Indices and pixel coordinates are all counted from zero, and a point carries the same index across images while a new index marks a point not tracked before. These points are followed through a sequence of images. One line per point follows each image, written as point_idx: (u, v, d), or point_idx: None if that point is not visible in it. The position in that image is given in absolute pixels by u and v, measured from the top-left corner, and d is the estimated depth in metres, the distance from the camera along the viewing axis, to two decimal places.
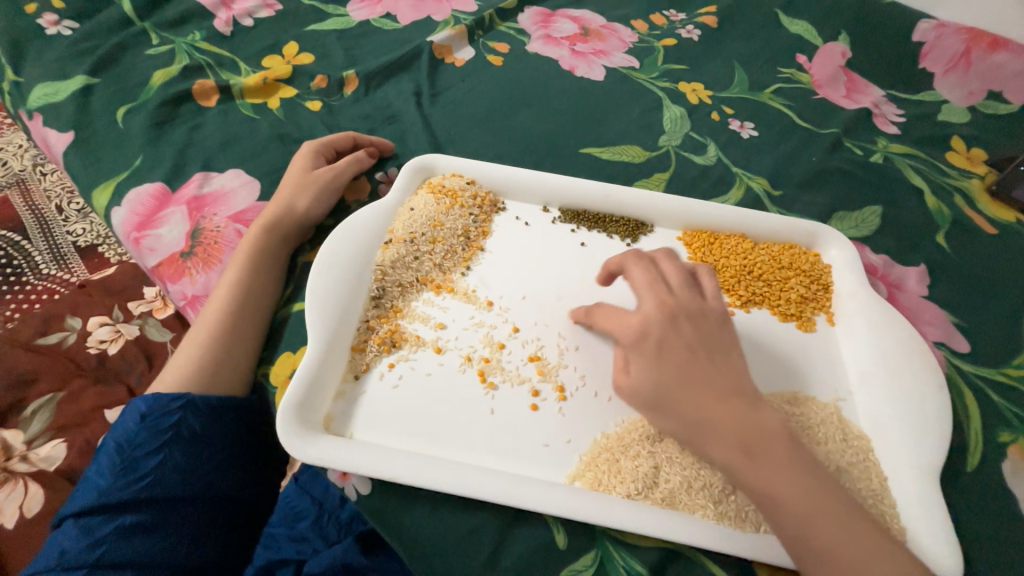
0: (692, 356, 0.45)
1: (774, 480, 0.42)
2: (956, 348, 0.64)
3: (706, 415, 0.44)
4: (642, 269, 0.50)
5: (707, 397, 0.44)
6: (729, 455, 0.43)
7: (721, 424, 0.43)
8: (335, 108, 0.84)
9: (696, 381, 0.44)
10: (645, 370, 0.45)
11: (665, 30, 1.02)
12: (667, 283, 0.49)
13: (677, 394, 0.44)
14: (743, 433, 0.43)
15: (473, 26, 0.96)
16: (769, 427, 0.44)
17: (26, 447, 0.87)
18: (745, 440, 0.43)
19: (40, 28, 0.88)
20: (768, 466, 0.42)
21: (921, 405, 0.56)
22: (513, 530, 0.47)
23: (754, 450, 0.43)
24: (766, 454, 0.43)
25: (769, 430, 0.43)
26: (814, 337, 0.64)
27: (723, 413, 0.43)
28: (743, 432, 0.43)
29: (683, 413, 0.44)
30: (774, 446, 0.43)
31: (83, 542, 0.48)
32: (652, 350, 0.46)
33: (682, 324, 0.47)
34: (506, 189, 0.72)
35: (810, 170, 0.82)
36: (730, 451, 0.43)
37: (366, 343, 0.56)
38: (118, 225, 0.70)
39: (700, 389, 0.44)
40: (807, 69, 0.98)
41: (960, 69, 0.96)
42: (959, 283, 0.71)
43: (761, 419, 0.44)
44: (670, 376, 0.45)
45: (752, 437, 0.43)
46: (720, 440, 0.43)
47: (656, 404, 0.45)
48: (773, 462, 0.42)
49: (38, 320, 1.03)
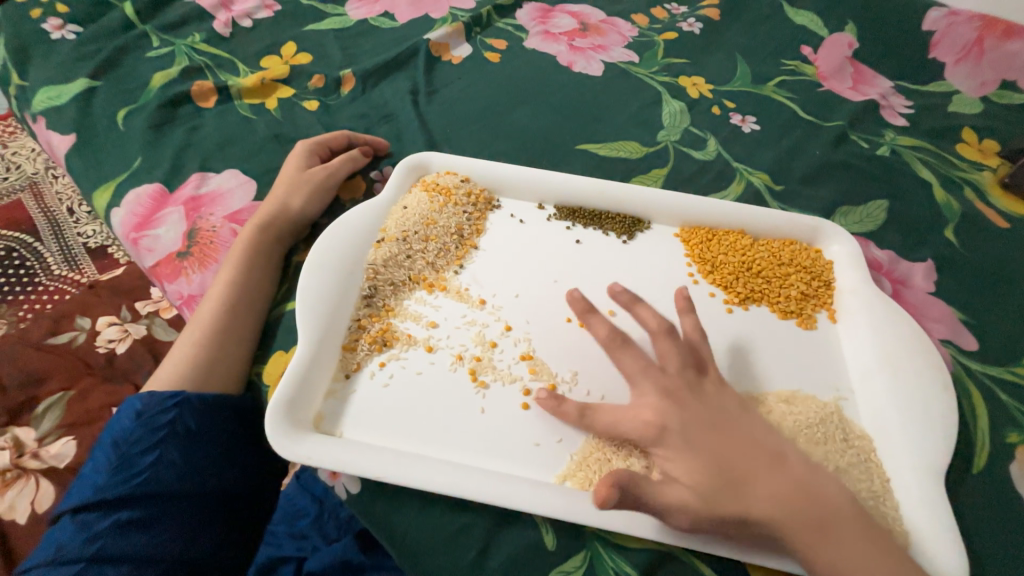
0: (724, 438, 0.45)
1: (851, 556, 0.41)
2: (964, 345, 0.62)
3: (770, 490, 0.42)
4: (630, 355, 0.51)
5: (760, 475, 0.43)
6: (803, 537, 0.42)
7: (791, 499, 0.42)
8: (332, 108, 0.84)
9: (746, 460, 0.44)
10: (694, 464, 0.43)
11: (666, 24, 1.00)
12: (660, 365, 0.50)
13: (737, 476, 0.43)
14: (810, 507, 0.42)
15: (470, 24, 0.95)
16: (832, 497, 0.43)
17: (37, 444, 0.89)
18: (819, 516, 0.42)
19: (45, 32, 0.90)
20: (840, 542, 0.42)
21: (925, 405, 0.55)
22: (501, 530, 0.46)
23: (826, 525, 0.42)
24: (838, 528, 0.42)
25: (827, 501, 0.43)
26: (815, 335, 0.63)
27: (783, 485, 0.43)
28: (812, 506, 0.42)
29: (749, 503, 0.42)
30: (842, 517, 0.43)
31: (80, 537, 0.48)
32: (680, 441, 0.45)
33: (690, 404, 0.47)
34: (500, 187, 0.72)
35: (814, 164, 0.80)
36: (806, 532, 0.42)
37: (357, 341, 0.56)
38: (117, 225, 0.71)
39: (752, 465, 0.44)
40: (812, 61, 0.96)
41: (973, 58, 0.93)
42: (968, 279, 0.68)
43: (820, 489, 0.44)
44: (721, 463, 0.43)
45: (820, 510, 0.42)
46: (794, 522, 0.42)
47: (724, 510, 0.41)
48: (846, 538, 0.42)
49: (49, 319, 1.05)
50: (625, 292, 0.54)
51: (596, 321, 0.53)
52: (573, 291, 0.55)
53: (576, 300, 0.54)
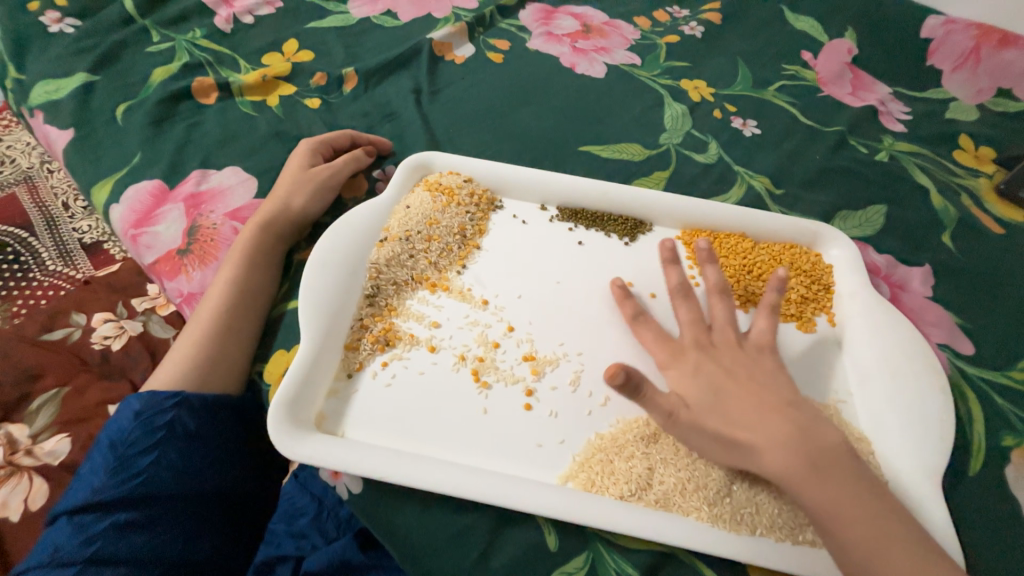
0: (740, 383, 0.49)
1: (840, 495, 0.43)
2: (961, 350, 0.63)
3: (766, 425, 0.46)
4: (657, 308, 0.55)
5: (760, 411, 0.47)
6: (791, 469, 0.44)
7: (781, 435, 0.46)
8: (334, 106, 0.84)
9: (744, 395, 0.49)
10: (692, 386, 0.50)
11: (667, 27, 1.01)
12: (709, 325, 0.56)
13: (729, 409, 0.48)
14: (802, 441, 0.45)
15: (473, 24, 0.95)
16: (830, 441, 0.46)
17: (31, 441, 0.88)
18: (809, 453, 0.44)
19: (43, 26, 0.89)
20: (830, 480, 0.43)
21: (922, 408, 0.56)
22: (504, 530, 0.46)
23: (817, 460, 0.44)
24: (832, 468, 0.44)
25: (828, 446, 0.45)
26: (815, 338, 0.63)
27: (782, 422, 0.46)
28: (805, 443, 0.45)
29: (734, 426, 0.47)
30: (838, 459, 0.44)
31: (76, 539, 0.47)
32: (690, 369, 0.52)
33: (720, 357, 0.52)
34: (503, 187, 0.72)
35: (813, 169, 0.81)
36: (793, 464, 0.44)
37: (360, 341, 0.56)
38: (116, 223, 0.70)
39: (750, 401, 0.48)
40: (812, 66, 0.96)
41: (969, 65, 0.94)
42: (965, 283, 0.69)
43: (822, 434, 0.46)
44: (718, 396, 0.49)
45: (816, 450, 0.45)
46: (783, 453, 0.45)
47: (705, 426, 0.47)
48: (837, 477, 0.44)
49: (44, 315, 1.04)
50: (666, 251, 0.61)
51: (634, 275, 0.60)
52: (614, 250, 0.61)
53: (666, 250, 0.62)
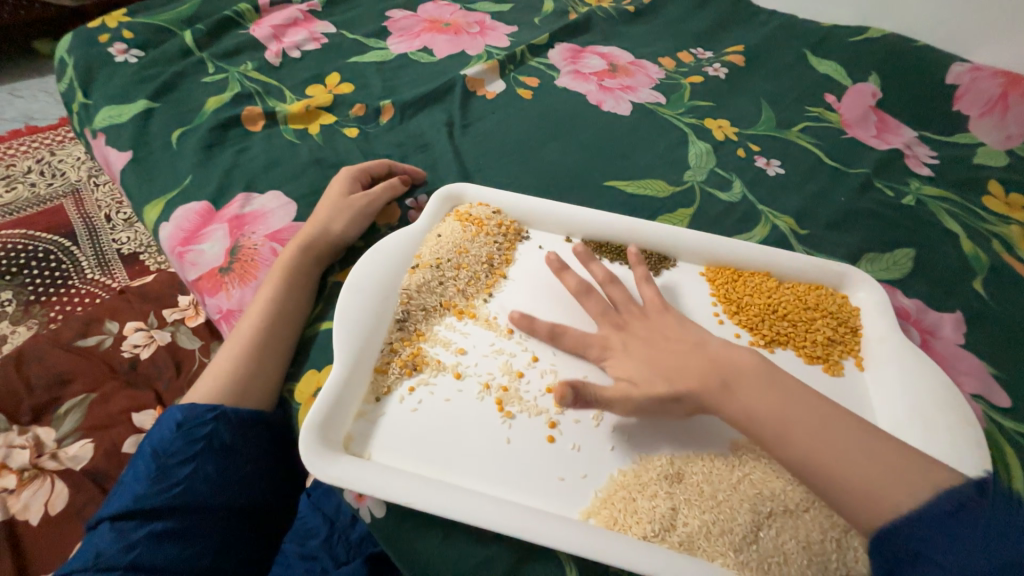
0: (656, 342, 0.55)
1: (754, 401, 0.48)
2: (996, 402, 0.61)
3: (684, 366, 0.51)
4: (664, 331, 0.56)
5: (678, 358, 0.53)
6: (713, 392, 0.49)
7: (698, 369, 0.51)
8: (371, 135, 0.89)
9: (669, 351, 0.54)
10: (628, 363, 0.54)
11: (692, 68, 1.04)
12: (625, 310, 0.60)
13: (659, 364, 0.53)
14: (714, 369, 0.51)
15: (505, 61, 1.00)
16: (737, 362, 0.51)
17: (56, 445, 0.90)
18: (721, 375, 0.50)
19: (110, 56, 0.96)
20: (745, 393, 0.49)
21: (958, 460, 0.54)
22: (527, 565, 0.46)
23: (732, 384, 0.49)
24: (739, 382, 0.49)
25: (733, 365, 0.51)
26: (842, 382, 0.62)
27: (697, 359, 0.52)
28: (714, 368, 0.50)
29: (668, 379, 0.51)
30: (748, 376, 0.50)
31: (117, 545, 0.49)
32: (622, 351, 0.56)
33: (634, 327, 0.58)
34: (530, 219, 0.74)
35: (838, 210, 0.81)
36: (713, 389, 0.49)
37: (389, 365, 0.58)
38: (164, 239, 0.74)
39: (673, 355, 0.53)
40: (835, 109, 0.98)
41: (997, 112, 0.95)
42: (999, 332, 0.68)
43: (727, 357, 0.52)
44: (653, 361, 0.53)
45: (723, 371, 0.50)
46: (702, 383, 0.50)
47: (648, 389, 0.51)
48: (749, 390, 0.49)
49: (79, 322, 1.07)
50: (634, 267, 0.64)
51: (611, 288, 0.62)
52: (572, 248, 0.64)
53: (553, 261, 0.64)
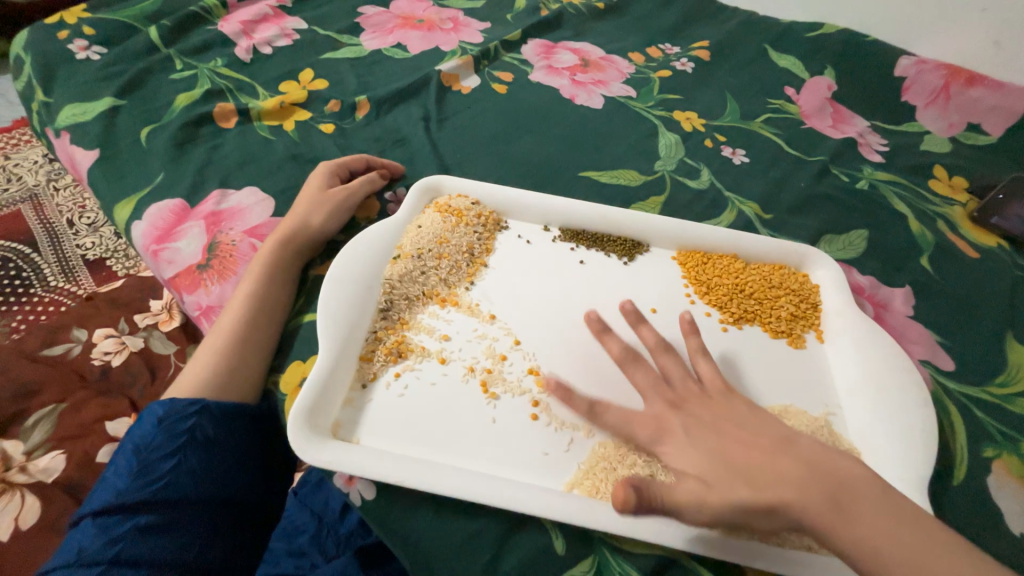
0: (725, 434, 0.50)
1: (875, 531, 0.41)
2: (941, 365, 0.67)
3: (775, 474, 0.45)
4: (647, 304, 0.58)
5: (763, 457, 0.47)
6: (812, 508, 0.43)
7: (792, 477, 0.44)
8: (347, 131, 0.89)
9: (754, 452, 0.47)
10: (700, 458, 0.48)
11: (660, 63, 1.08)
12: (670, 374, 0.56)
13: (740, 464, 0.47)
14: (820, 483, 0.44)
15: (479, 57, 1.02)
16: (844, 473, 0.44)
17: (25, 458, 0.88)
18: (823, 489, 0.43)
19: (70, 53, 0.93)
20: (858, 517, 0.42)
21: (908, 419, 0.58)
22: (515, 534, 0.48)
23: (842, 500, 0.43)
24: (856, 503, 0.42)
25: (840, 479, 0.44)
26: (804, 353, 0.66)
27: (789, 464, 0.45)
28: (822, 482, 0.44)
29: (757, 486, 0.45)
30: (858, 494, 0.43)
31: (100, 540, 0.49)
32: (683, 435, 0.51)
33: (694, 408, 0.53)
34: (508, 209, 0.76)
35: (799, 195, 0.86)
36: (812, 504, 0.43)
37: (374, 352, 0.59)
38: (137, 238, 0.73)
39: (756, 453, 0.47)
40: (795, 101, 1.03)
41: (940, 102, 1.02)
42: (943, 303, 0.74)
43: (828, 464, 0.45)
44: (727, 457, 0.47)
45: (830, 485, 0.44)
46: (800, 495, 0.43)
47: (729, 496, 0.44)
48: (867, 514, 0.42)
49: (44, 331, 1.05)
50: (632, 312, 0.61)
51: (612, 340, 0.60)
52: (592, 312, 0.61)
53: (593, 320, 0.61)
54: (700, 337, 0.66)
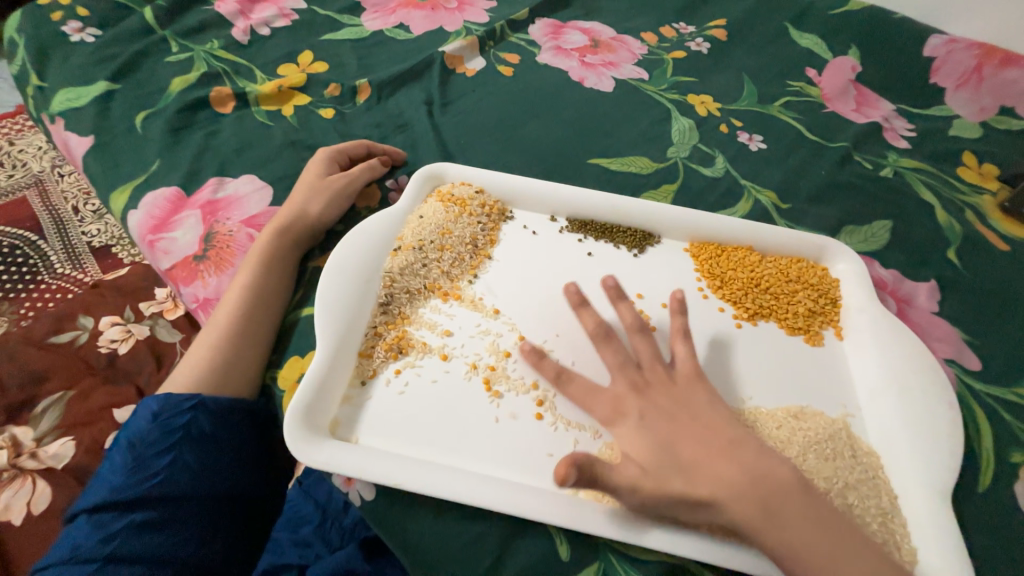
0: (676, 422, 0.48)
1: (791, 537, 0.42)
2: (967, 365, 0.63)
3: (717, 473, 0.44)
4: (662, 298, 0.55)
5: (710, 455, 0.46)
6: (746, 514, 0.43)
7: (732, 479, 0.44)
8: (348, 116, 0.86)
9: (696, 443, 0.46)
10: (643, 444, 0.46)
11: (674, 43, 1.03)
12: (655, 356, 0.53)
13: (681, 457, 0.45)
14: (755, 486, 0.44)
15: (485, 37, 0.97)
16: (778, 478, 0.45)
17: (35, 445, 0.88)
18: (761, 496, 0.43)
19: (65, 35, 0.91)
20: (785, 522, 0.43)
21: (931, 423, 0.56)
22: (517, 539, 0.47)
23: (772, 504, 0.43)
24: (783, 509, 0.43)
25: (779, 483, 0.44)
26: (822, 351, 0.64)
27: (731, 467, 0.45)
28: (758, 486, 0.44)
29: (692, 481, 0.44)
30: (791, 501, 0.44)
31: (95, 537, 0.48)
32: (634, 423, 0.48)
33: (651, 393, 0.50)
34: (514, 198, 0.73)
35: (819, 183, 0.82)
36: (746, 508, 0.43)
37: (373, 348, 0.57)
38: (134, 228, 0.71)
39: (699, 446, 0.46)
40: (816, 83, 0.98)
41: (972, 83, 0.96)
42: (970, 299, 0.70)
43: (771, 468, 0.45)
44: (673, 449, 0.46)
45: (767, 490, 0.44)
46: (738, 500, 0.43)
47: (663, 487, 0.44)
48: (791, 520, 0.43)
49: (51, 318, 1.04)
50: (613, 288, 0.57)
51: (587, 314, 0.55)
52: (570, 284, 0.57)
53: (572, 293, 0.56)
54: (712, 334, 0.63)
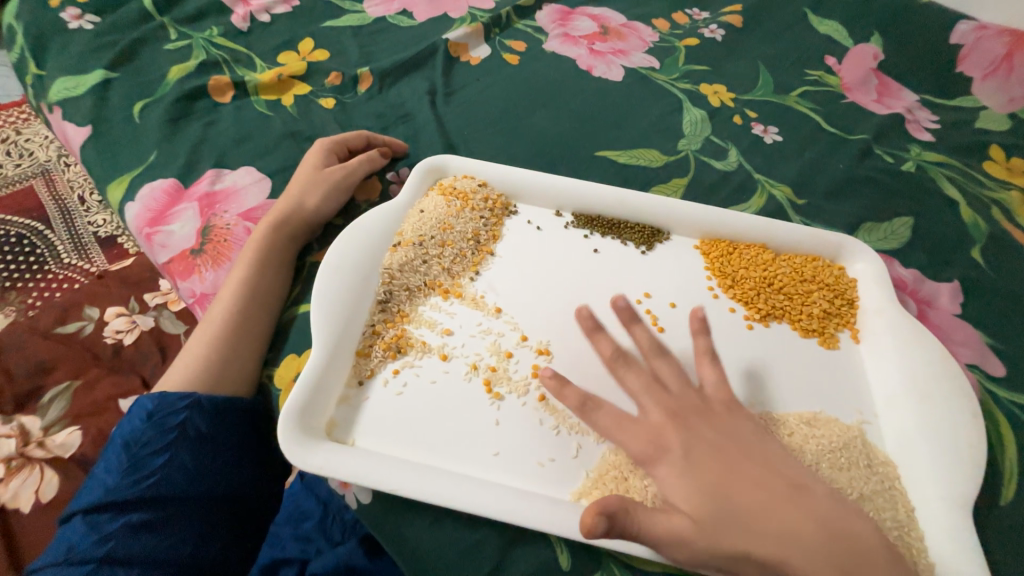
0: (729, 464, 0.43)
1: None
2: (990, 371, 0.61)
3: (786, 530, 0.40)
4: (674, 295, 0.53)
5: (774, 505, 0.41)
6: None
7: (805, 535, 0.40)
8: (348, 106, 0.83)
9: (753, 492, 0.42)
10: (694, 492, 0.42)
11: (687, 30, 0.99)
12: None
13: (743, 509, 0.41)
14: (827, 544, 0.40)
15: (490, 24, 0.94)
16: (849, 535, 0.41)
17: (42, 434, 0.88)
18: (839, 556, 0.39)
19: (63, 22, 0.89)
20: None
21: (952, 431, 0.53)
22: (516, 547, 0.45)
23: (850, 567, 0.39)
24: (861, 570, 0.39)
25: (856, 542, 0.41)
26: (837, 355, 0.61)
27: (802, 521, 0.41)
28: (834, 547, 0.40)
29: (756, 538, 0.40)
30: (867, 559, 0.40)
31: (91, 537, 0.48)
32: (680, 460, 0.44)
33: (699, 427, 0.46)
34: (518, 192, 0.70)
35: (837, 178, 0.79)
36: (827, 574, 0.39)
37: (371, 347, 0.55)
38: (131, 220, 0.70)
39: (765, 496, 0.42)
40: (836, 72, 0.94)
41: (1001, 73, 0.91)
42: (995, 300, 0.67)
43: (846, 525, 0.41)
44: (729, 494, 0.41)
45: (844, 550, 0.40)
46: (814, 560, 0.39)
47: (725, 543, 0.39)
48: None
49: (57, 308, 1.04)
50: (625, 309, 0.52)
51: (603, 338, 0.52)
52: (618, 298, 0.52)
53: (620, 308, 0.52)
54: (723, 336, 0.61)
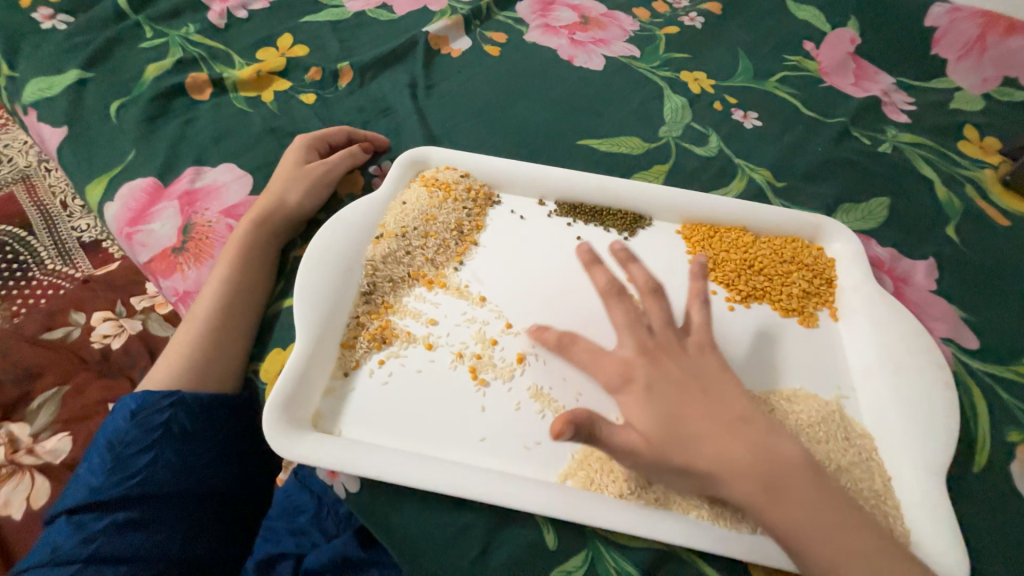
0: (688, 395, 0.45)
1: (797, 514, 0.41)
2: (964, 344, 0.62)
3: (722, 451, 0.43)
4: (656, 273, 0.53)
5: (718, 432, 0.43)
6: (752, 494, 0.42)
7: (736, 454, 0.43)
8: (329, 101, 0.83)
9: (703, 418, 0.44)
10: (644, 413, 0.44)
11: (667, 18, 0.99)
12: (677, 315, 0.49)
13: (686, 433, 0.43)
14: (760, 466, 0.42)
15: (470, 16, 0.94)
16: (787, 457, 0.43)
17: (32, 441, 0.88)
18: (766, 475, 0.42)
19: (35, 22, 0.87)
20: (791, 500, 0.41)
21: (927, 402, 0.55)
22: (503, 529, 0.46)
23: (776, 485, 0.42)
24: (789, 489, 0.42)
25: (786, 465, 0.43)
26: (817, 332, 0.62)
27: (737, 445, 0.43)
28: (768, 468, 0.42)
29: (695, 456, 0.43)
30: (795, 478, 0.42)
31: (75, 538, 0.48)
32: (641, 391, 0.46)
33: (683, 368, 0.47)
34: (500, 182, 0.71)
35: (816, 161, 0.80)
36: (753, 490, 0.42)
37: (356, 339, 0.56)
38: (111, 220, 0.70)
39: (711, 422, 0.44)
40: (814, 56, 0.95)
41: (974, 54, 0.93)
42: (969, 276, 0.68)
43: (779, 450, 0.43)
44: (674, 419, 0.44)
45: (773, 471, 0.42)
46: (741, 479, 0.42)
47: (665, 458, 0.43)
48: (797, 497, 0.42)
49: (43, 314, 1.03)
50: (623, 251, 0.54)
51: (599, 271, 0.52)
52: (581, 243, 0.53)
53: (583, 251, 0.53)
54: None
